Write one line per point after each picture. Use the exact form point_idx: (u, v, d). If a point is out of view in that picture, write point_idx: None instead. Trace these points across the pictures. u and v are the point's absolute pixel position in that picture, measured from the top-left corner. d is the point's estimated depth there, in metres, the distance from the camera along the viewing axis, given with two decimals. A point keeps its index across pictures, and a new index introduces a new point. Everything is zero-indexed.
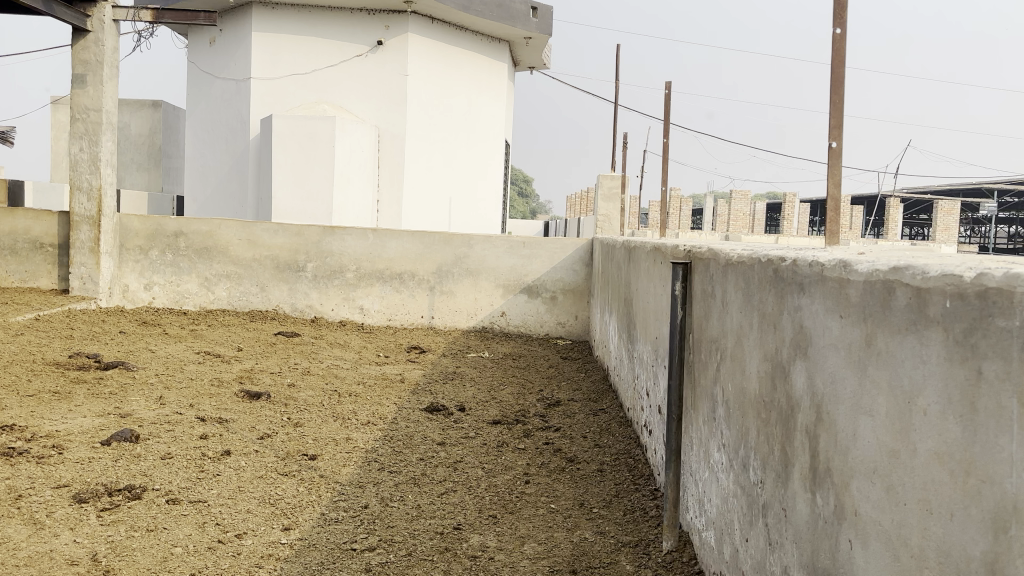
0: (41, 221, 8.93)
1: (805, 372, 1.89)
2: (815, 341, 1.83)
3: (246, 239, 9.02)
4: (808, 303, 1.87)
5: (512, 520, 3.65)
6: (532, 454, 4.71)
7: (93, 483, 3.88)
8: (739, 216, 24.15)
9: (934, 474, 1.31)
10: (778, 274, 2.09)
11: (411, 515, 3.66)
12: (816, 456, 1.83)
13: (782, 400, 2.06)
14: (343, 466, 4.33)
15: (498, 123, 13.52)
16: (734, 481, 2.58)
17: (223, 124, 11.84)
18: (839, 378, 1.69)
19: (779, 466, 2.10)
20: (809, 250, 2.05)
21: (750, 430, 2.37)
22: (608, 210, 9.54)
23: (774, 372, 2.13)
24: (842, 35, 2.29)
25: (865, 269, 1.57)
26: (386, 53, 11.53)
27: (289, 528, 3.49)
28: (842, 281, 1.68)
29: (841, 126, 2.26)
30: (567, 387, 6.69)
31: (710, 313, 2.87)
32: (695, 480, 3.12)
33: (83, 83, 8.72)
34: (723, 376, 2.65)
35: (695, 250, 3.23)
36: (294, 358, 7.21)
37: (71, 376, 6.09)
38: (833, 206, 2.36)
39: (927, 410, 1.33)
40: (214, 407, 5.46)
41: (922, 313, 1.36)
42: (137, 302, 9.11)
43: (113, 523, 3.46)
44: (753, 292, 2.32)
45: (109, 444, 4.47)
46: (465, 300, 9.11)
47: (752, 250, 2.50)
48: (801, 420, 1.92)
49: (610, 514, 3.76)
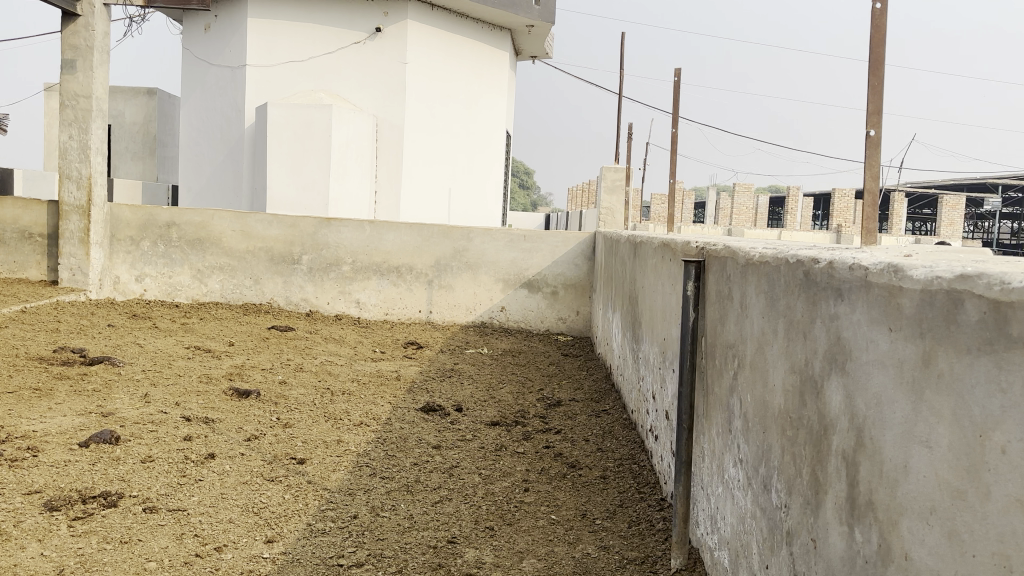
0: (30, 210, 8.69)
1: (842, 389, 1.67)
2: (856, 355, 1.60)
3: (240, 230, 8.79)
4: (847, 312, 1.65)
5: (510, 533, 3.44)
6: (531, 458, 4.50)
7: (67, 489, 3.67)
8: (742, 210, 23.88)
9: (1016, 525, 1.09)
10: (810, 278, 1.87)
11: (403, 527, 3.45)
12: (855, 487, 1.61)
13: (812, 419, 1.84)
14: (332, 471, 4.12)
15: (499, 113, 13.27)
16: (752, 500, 2.36)
17: (217, 113, 11.60)
18: (887, 400, 1.47)
19: (808, 492, 1.88)
20: (844, 251, 1.83)
21: (772, 448, 2.15)
22: (612, 203, 9.29)
23: (804, 387, 1.90)
24: (881, 11, 2.06)
25: (922, 276, 1.35)
26: (384, 41, 11.27)
27: (272, 540, 3.28)
28: (893, 290, 1.45)
29: (880, 113, 2.04)
30: (568, 386, 6.47)
31: (726, 317, 2.64)
32: (707, 495, 2.91)
33: (72, 69, 8.46)
34: (742, 386, 2.43)
35: (709, 247, 3.00)
36: (287, 354, 6.99)
37: (53, 372, 5.86)
38: (871, 202, 2.13)
39: (1006, 448, 1.12)
40: (200, 405, 5.24)
41: (1004, 332, 1.14)
42: (128, 294, 8.89)
43: (85, 534, 3.24)
44: (779, 295, 2.09)
45: (87, 446, 4.26)
46: (464, 294, 8.88)
47: (774, 249, 2.28)
48: (836, 443, 1.71)
49: (614, 526, 3.55)
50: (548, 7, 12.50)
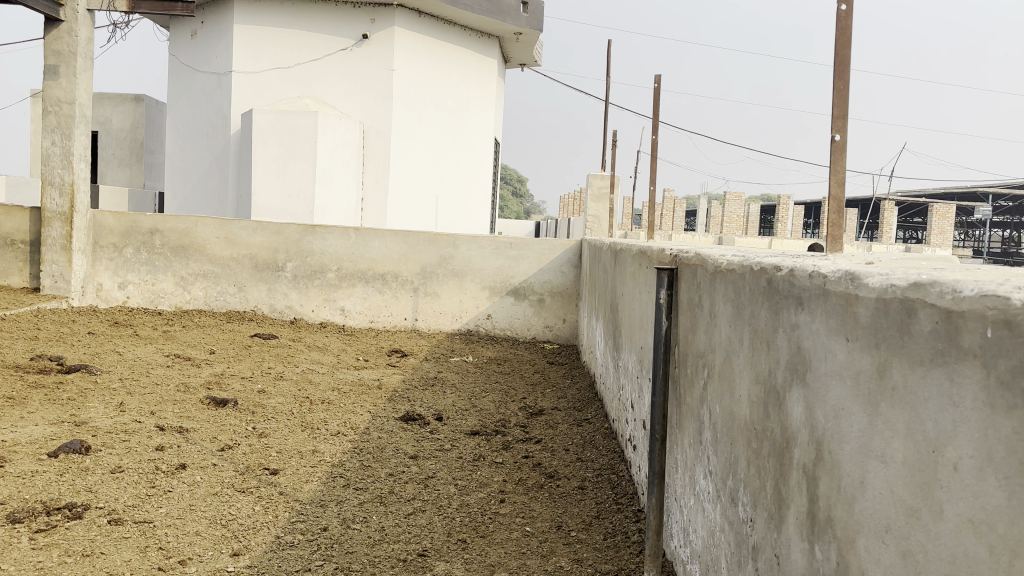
0: (12, 216, 8.61)
1: (803, 401, 1.62)
2: (814, 366, 1.56)
3: (224, 237, 8.71)
4: (807, 321, 1.60)
5: (482, 546, 3.37)
6: (509, 469, 4.44)
7: (31, 501, 3.59)
8: (733, 218, 23.90)
9: (968, 547, 1.05)
10: (772, 286, 1.82)
11: (373, 539, 3.39)
12: (815, 503, 1.56)
13: (775, 431, 1.79)
14: (305, 482, 4.05)
15: (487, 120, 13.25)
16: (721, 513, 2.30)
17: (204, 119, 11.53)
18: (845, 412, 1.42)
19: (772, 506, 1.83)
20: (807, 258, 1.78)
21: (739, 460, 2.10)
22: (598, 211, 9.25)
23: (767, 398, 1.85)
24: (846, 14, 2.01)
25: (878, 284, 1.30)
26: (371, 48, 11.22)
27: (238, 553, 3.21)
28: (849, 298, 1.41)
29: (844, 117, 2.00)
30: (552, 395, 6.41)
31: (697, 325, 2.59)
32: (680, 507, 2.85)
33: (55, 75, 8.39)
34: (710, 396, 2.38)
35: (681, 254, 2.95)
36: (268, 363, 6.91)
37: (29, 381, 5.77)
38: (837, 207, 2.09)
39: (958, 465, 1.07)
40: (176, 415, 5.16)
41: (954, 342, 1.09)
42: (111, 302, 8.80)
43: (46, 547, 3.16)
44: (744, 304, 2.04)
45: (57, 457, 4.18)
46: (449, 302, 8.82)
47: (742, 256, 2.23)
48: (798, 457, 1.65)
49: (589, 538, 3.49)
50: (537, 15, 12.48)
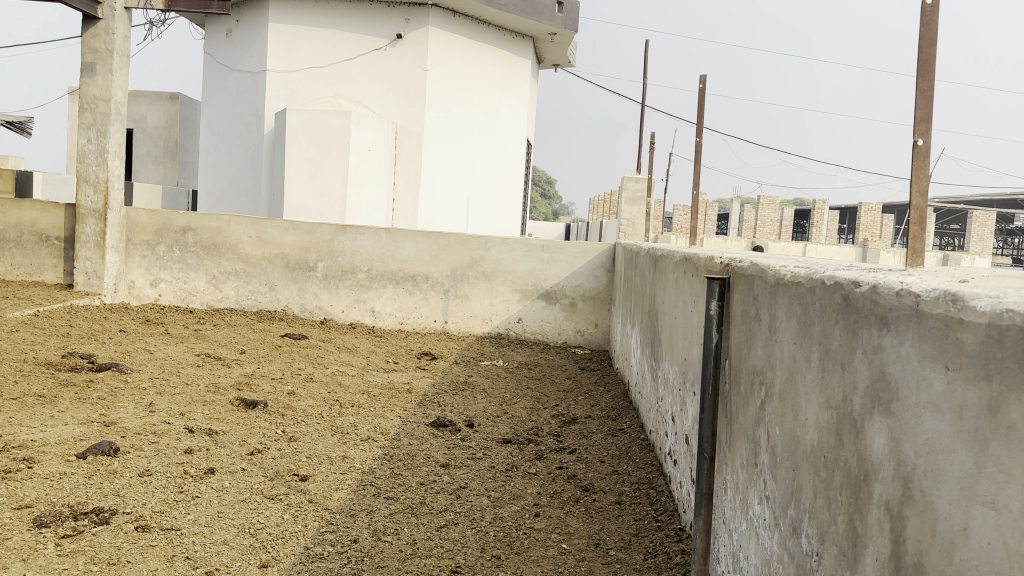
0: (48, 213, 8.64)
1: (885, 431, 1.47)
2: (901, 394, 1.41)
3: (256, 237, 8.68)
4: (893, 344, 1.45)
5: (517, 563, 3.25)
6: (543, 480, 4.30)
7: (58, 504, 3.52)
8: (766, 222, 23.47)
9: None
10: (849, 303, 1.68)
11: (405, 553, 3.27)
12: (900, 546, 1.40)
13: (850, 461, 1.64)
14: (335, 491, 3.94)
15: (520, 121, 13.13)
16: (778, 542, 2.15)
17: (238, 118, 11.55)
18: (941, 447, 1.26)
19: (844, 543, 1.67)
20: (889, 273, 1.63)
21: (804, 488, 1.94)
22: (633, 214, 9.07)
23: (840, 425, 1.70)
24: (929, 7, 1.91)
25: (990, 307, 1.17)
26: (405, 47, 11.17)
27: (266, 565, 3.11)
28: (950, 321, 1.26)
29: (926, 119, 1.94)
30: (584, 402, 6.26)
31: (752, 340, 2.44)
32: (729, 531, 2.70)
33: (92, 72, 8.41)
34: (768, 418, 2.23)
35: (734, 264, 2.81)
36: (298, 364, 6.84)
37: (61, 378, 5.75)
38: (918, 217, 2.01)
39: None
40: (206, 416, 5.10)
41: None
42: (144, 299, 8.82)
43: (72, 554, 3.08)
44: (812, 320, 1.90)
45: (85, 458, 4.12)
46: (480, 305, 8.71)
47: (808, 268, 2.08)
48: (879, 492, 1.50)
49: (629, 558, 3.34)
50: (571, 15, 12.32)
